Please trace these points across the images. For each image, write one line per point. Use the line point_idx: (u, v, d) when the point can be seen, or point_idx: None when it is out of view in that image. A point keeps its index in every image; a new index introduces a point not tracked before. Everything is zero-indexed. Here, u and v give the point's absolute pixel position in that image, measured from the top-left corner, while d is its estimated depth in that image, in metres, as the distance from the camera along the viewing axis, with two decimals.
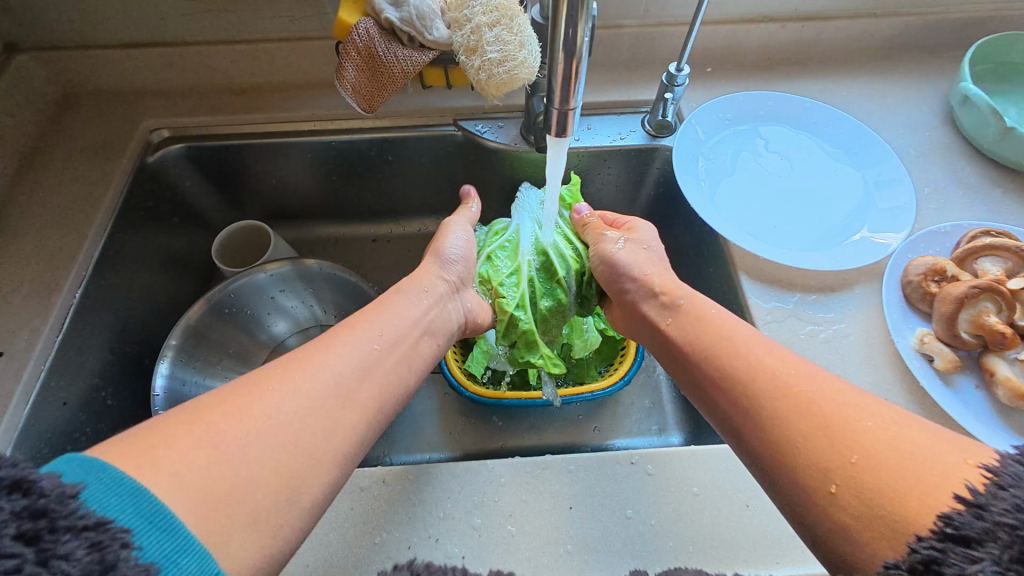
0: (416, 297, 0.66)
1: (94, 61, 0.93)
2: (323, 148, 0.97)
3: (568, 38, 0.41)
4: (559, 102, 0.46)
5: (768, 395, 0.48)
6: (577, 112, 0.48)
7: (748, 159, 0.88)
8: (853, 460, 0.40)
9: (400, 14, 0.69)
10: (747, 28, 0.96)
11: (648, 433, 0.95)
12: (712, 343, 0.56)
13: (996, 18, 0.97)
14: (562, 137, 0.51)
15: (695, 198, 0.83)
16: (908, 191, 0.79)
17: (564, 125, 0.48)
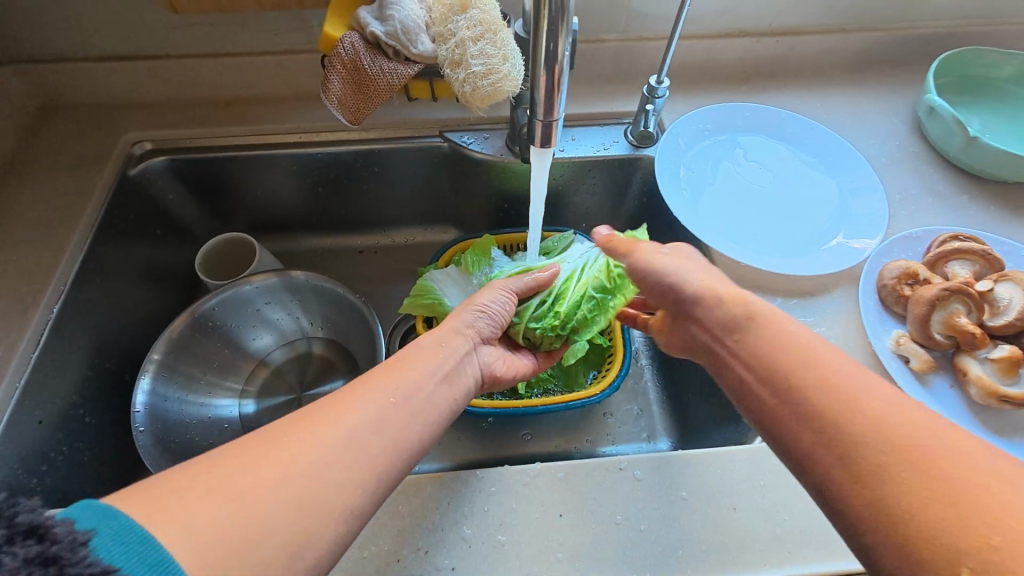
0: (434, 358, 0.57)
1: (75, 74, 0.92)
2: (310, 159, 0.97)
3: (549, 51, 0.43)
4: (543, 114, 0.47)
5: (871, 444, 0.38)
6: (560, 124, 0.49)
7: (728, 168, 0.90)
8: (995, 543, 0.31)
9: (385, 29, 0.70)
10: (723, 43, 1.00)
11: (637, 440, 0.96)
12: (795, 360, 0.45)
13: (957, 33, 1.02)
14: (546, 148, 0.52)
15: (678, 206, 0.85)
16: (881, 198, 0.82)
17: (549, 137, 0.50)
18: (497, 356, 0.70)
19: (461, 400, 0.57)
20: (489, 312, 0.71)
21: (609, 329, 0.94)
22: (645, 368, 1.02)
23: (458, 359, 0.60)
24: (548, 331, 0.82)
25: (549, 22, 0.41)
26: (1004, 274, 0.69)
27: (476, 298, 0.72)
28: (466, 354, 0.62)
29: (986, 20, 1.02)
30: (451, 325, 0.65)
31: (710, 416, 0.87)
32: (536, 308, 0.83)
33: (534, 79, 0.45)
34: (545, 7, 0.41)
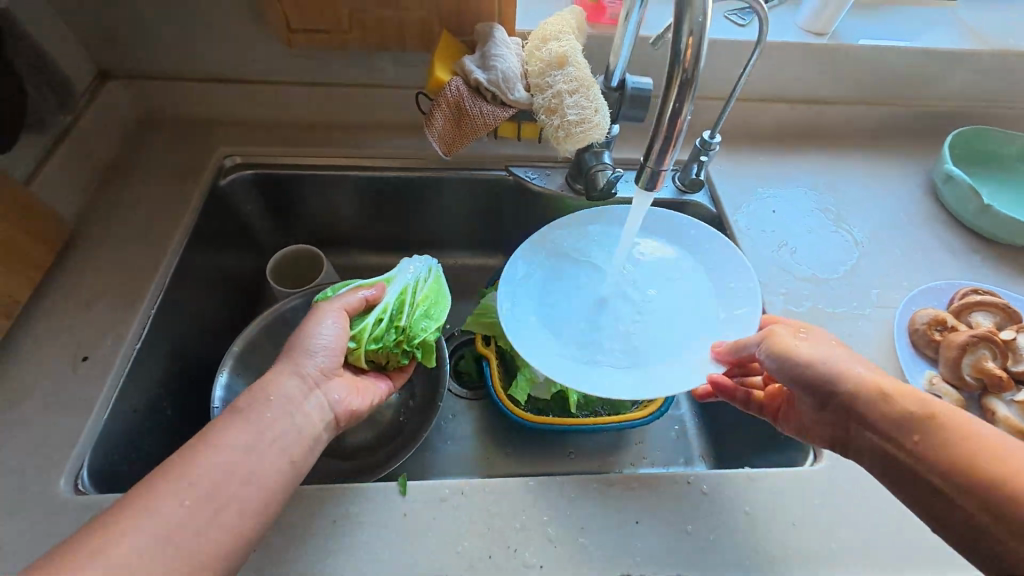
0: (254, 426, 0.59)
1: (178, 92, 1.00)
2: (383, 182, 1.05)
3: (675, 111, 0.51)
4: (655, 163, 0.56)
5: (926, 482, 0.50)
6: (666, 172, 0.57)
7: (556, 291, 0.88)
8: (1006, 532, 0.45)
9: (487, 77, 0.79)
10: (761, 107, 1.12)
11: (675, 463, 1.01)
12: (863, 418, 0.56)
13: (965, 113, 1.15)
14: (649, 191, 0.60)
15: (521, 339, 0.82)
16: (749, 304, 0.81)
17: (656, 180, 0.57)
18: (352, 389, 0.72)
19: (299, 453, 0.61)
20: (327, 346, 0.71)
21: None
22: (683, 396, 1.08)
23: (284, 402, 0.63)
24: (392, 348, 0.78)
25: (680, 85, 0.50)
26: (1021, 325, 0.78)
27: (305, 337, 0.71)
28: (294, 399, 0.64)
29: (989, 105, 1.15)
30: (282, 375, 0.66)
31: (751, 445, 0.93)
32: (373, 327, 0.77)
33: (657, 131, 0.53)
34: (678, 75, 0.50)
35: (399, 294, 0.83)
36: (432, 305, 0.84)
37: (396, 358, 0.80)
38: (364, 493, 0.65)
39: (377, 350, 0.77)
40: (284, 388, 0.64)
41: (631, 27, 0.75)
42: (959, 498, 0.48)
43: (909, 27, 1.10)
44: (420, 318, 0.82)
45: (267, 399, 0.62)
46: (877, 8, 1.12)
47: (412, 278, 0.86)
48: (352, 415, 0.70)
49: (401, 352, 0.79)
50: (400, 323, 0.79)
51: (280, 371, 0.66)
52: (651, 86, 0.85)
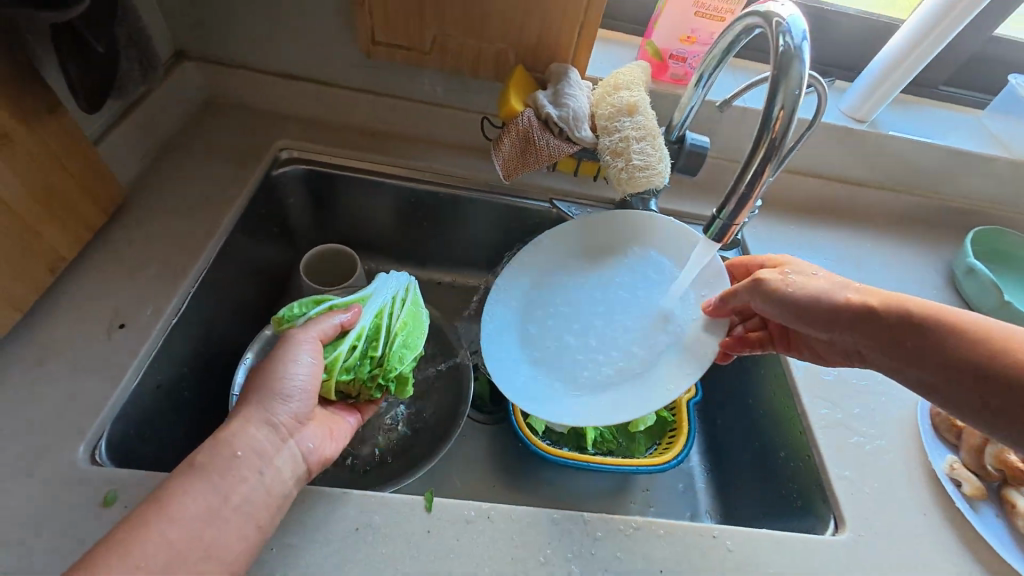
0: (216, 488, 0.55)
1: (247, 82, 1.03)
2: (429, 195, 1.07)
3: (758, 173, 0.54)
4: (729, 218, 0.58)
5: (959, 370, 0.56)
6: (736, 228, 0.60)
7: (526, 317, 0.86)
8: None
9: (559, 113, 0.83)
10: (795, 179, 1.18)
11: (681, 516, 0.97)
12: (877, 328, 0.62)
13: (984, 213, 1.21)
14: (716, 242, 0.62)
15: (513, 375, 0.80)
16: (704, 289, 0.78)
17: (726, 233, 0.60)
18: (326, 432, 0.69)
19: (266, 516, 0.57)
20: (303, 386, 0.66)
21: (673, 405, 1.00)
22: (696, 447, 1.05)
23: (252, 455, 0.59)
24: (366, 382, 0.74)
25: (765, 151, 0.53)
26: None
27: (276, 377, 0.65)
28: (265, 453, 0.60)
29: (1006, 207, 1.22)
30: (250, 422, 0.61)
31: (762, 508, 0.89)
32: (347, 356, 0.72)
33: (736, 188, 0.56)
34: (765, 141, 0.53)
35: (374, 318, 0.78)
36: (408, 333, 0.80)
37: (368, 391, 0.75)
38: (391, 504, 0.63)
39: (349, 380, 0.72)
40: (253, 438, 0.60)
41: (700, 90, 0.79)
42: (986, 381, 0.55)
43: (939, 125, 1.17)
44: (399, 348, 0.78)
45: (235, 455, 0.58)
46: (910, 105, 1.20)
47: (390, 299, 0.81)
48: (324, 461, 0.67)
49: (373, 384, 0.75)
50: (375, 353, 0.75)
51: (251, 419, 0.61)
52: (708, 144, 0.89)
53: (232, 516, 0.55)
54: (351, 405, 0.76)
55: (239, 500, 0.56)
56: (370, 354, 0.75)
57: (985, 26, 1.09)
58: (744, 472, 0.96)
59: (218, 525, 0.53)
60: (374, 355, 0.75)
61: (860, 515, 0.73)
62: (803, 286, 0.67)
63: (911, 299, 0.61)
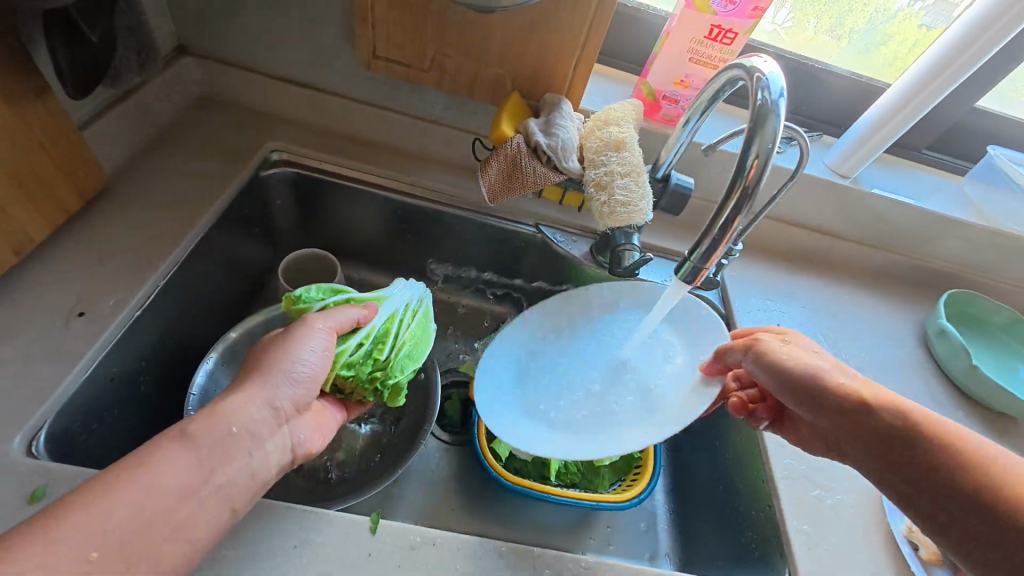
0: (197, 460, 0.53)
1: (247, 82, 1.04)
2: (416, 210, 1.08)
3: (730, 218, 0.55)
4: (700, 261, 0.59)
5: (945, 478, 0.53)
6: (707, 271, 0.60)
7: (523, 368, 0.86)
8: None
9: (548, 141, 0.84)
10: (778, 226, 1.20)
11: (640, 556, 0.95)
12: (861, 414, 0.60)
13: (959, 276, 1.24)
14: (686, 284, 0.63)
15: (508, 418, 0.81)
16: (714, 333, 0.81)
17: (696, 275, 0.60)
18: (315, 425, 0.68)
19: (243, 502, 0.56)
20: (309, 373, 0.65)
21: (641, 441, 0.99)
22: (662, 486, 1.04)
23: (246, 434, 0.58)
24: (363, 382, 0.74)
25: (739, 196, 0.54)
26: None
27: (288, 359, 0.64)
28: (259, 434, 0.59)
29: (981, 272, 1.25)
30: (252, 399, 0.60)
31: (722, 556, 0.88)
32: (352, 352, 0.73)
33: (707, 230, 0.57)
34: (739, 187, 0.54)
35: (386, 321, 0.80)
36: (413, 342, 0.81)
37: (363, 392, 0.75)
38: (335, 521, 0.62)
39: (347, 377, 0.72)
40: (250, 416, 0.59)
41: (686, 132, 0.80)
42: (967, 494, 0.52)
43: (919, 188, 1.20)
44: (402, 358, 0.79)
45: (229, 432, 0.57)
46: (892, 165, 1.23)
47: (403, 305, 0.83)
48: (309, 455, 0.67)
49: (369, 387, 0.74)
50: (380, 357, 0.76)
51: (252, 397, 0.60)
52: (693, 185, 0.91)
53: (209, 498, 0.53)
54: (340, 402, 0.75)
55: (221, 486, 0.54)
56: (375, 357, 0.75)
57: (966, 98, 1.14)
58: (707, 517, 0.94)
59: (187, 509, 0.51)
60: (378, 358, 0.76)
61: (813, 570, 0.72)
62: (799, 359, 0.67)
63: (906, 404, 0.59)
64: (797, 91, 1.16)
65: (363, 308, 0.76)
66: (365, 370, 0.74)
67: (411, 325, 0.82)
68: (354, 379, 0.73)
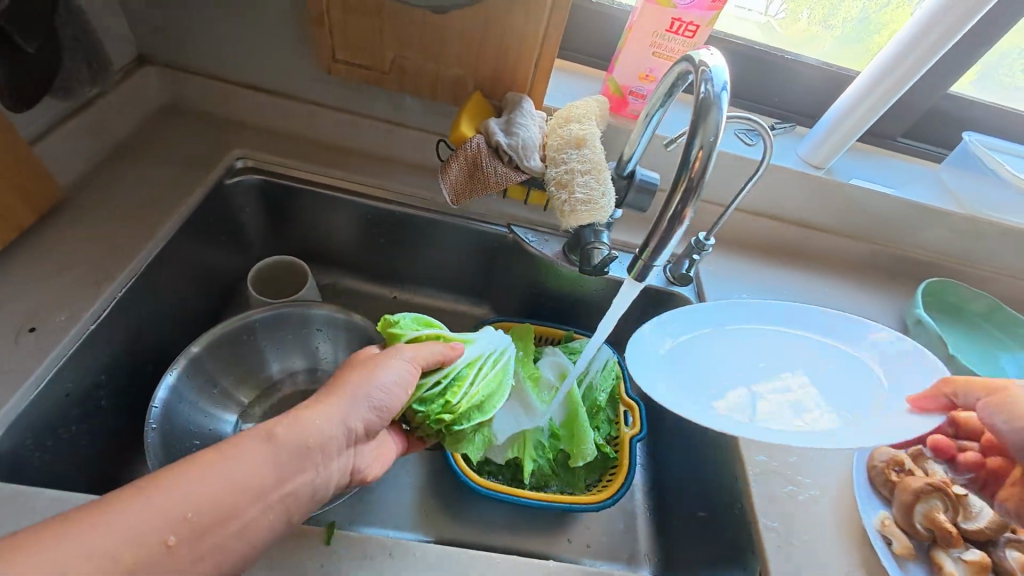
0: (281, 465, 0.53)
1: (210, 89, 1.03)
2: (386, 215, 1.06)
3: (676, 211, 0.54)
4: (648, 258, 0.58)
5: None
6: (658, 268, 0.60)
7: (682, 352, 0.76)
8: None
9: (509, 141, 0.83)
10: (753, 220, 1.19)
11: (619, 559, 0.94)
12: None
13: (939, 265, 1.23)
14: (638, 282, 0.62)
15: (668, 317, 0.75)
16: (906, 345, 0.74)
17: (646, 272, 0.60)
18: (376, 453, 0.69)
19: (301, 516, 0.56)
20: (386, 400, 0.65)
21: (616, 441, 0.98)
22: (639, 486, 1.04)
23: (321, 449, 0.57)
24: (429, 421, 0.74)
25: (684, 190, 0.53)
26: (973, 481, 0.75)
27: (368, 380, 0.64)
28: (331, 449, 0.59)
29: (961, 260, 1.23)
30: (336, 413, 0.60)
31: (701, 557, 0.86)
32: (431, 388, 0.74)
33: (654, 226, 0.56)
34: (684, 181, 0.53)
35: (469, 364, 0.81)
36: (489, 395, 0.83)
37: (426, 429, 0.75)
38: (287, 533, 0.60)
39: (418, 412, 0.73)
40: (329, 432, 0.58)
41: (647, 129, 0.79)
42: None
43: (896, 177, 1.19)
44: (471, 407, 0.79)
45: (305, 447, 0.56)
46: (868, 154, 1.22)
47: (487, 354, 0.86)
48: (363, 483, 0.67)
49: (433, 427, 0.74)
50: (452, 401, 0.76)
51: (336, 412, 0.60)
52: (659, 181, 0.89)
53: (277, 502, 0.53)
54: (403, 433, 0.76)
55: (284, 495, 0.53)
56: (448, 399, 0.76)
57: (938, 84, 1.13)
58: (686, 517, 0.93)
59: (249, 512, 0.50)
60: (455, 400, 0.77)
61: (785, 570, 0.72)
62: None
63: None
64: (769, 82, 1.15)
65: (456, 348, 0.78)
66: (436, 408, 0.75)
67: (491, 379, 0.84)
68: (423, 416, 0.74)
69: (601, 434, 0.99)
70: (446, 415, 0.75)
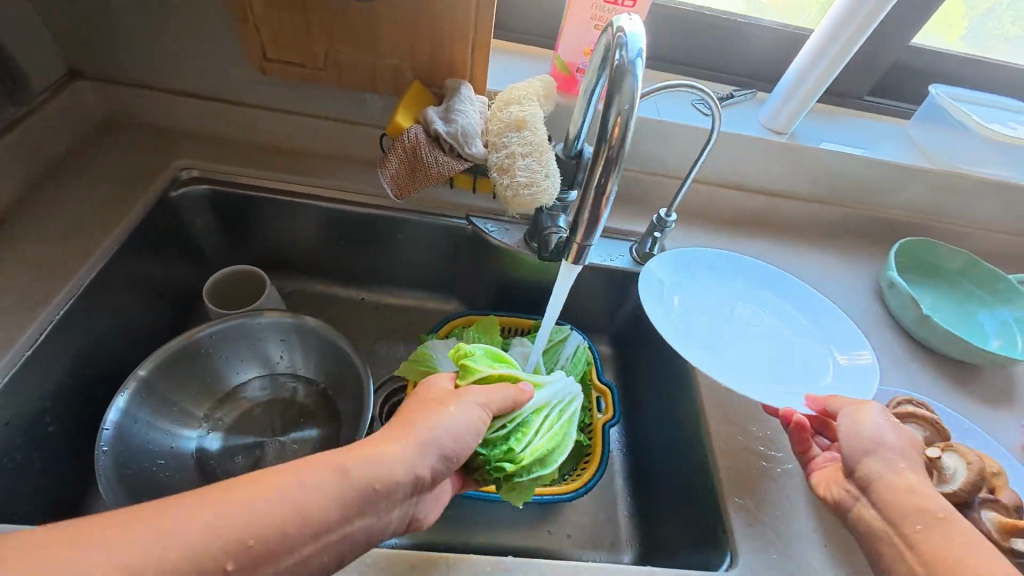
0: (347, 499, 0.47)
1: (149, 101, 1.00)
2: (339, 215, 1.03)
3: (600, 185, 0.52)
4: (580, 238, 0.56)
5: None
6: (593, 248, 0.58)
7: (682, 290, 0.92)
8: None
9: (448, 128, 0.80)
10: (721, 192, 1.16)
11: (600, 547, 0.91)
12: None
13: (915, 224, 1.19)
14: (576, 265, 0.60)
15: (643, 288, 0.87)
16: (859, 333, 0.85)
17: (581, 254, 0.57)
18: (435, 498, 0.59)
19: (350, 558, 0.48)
20: (457, 451, 0.56)
21: (590, 428, 0.96)
22: (619, 470, 1.00)
23: (387, 492, 0.49)
24: (489, 467, 0.67)
25: (605, 162, 0.51)
26: (950, 443, 0.72)
27: (438, 417, 0.56)
28: (397, 494, 0.50)
29: (938, 218, 1.20)
30: (402, 454, 0.51)
31: (677, 535, 0.83)
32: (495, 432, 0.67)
33: (581, 204, 0.54)
34: (604, 152, 0.51)
35: (540, 409, 0.75)
36: (555, 444, 0.75)
37: (484, 474, 0.68)
38: None
39: (479, 456, 0.66)
40: (399, 475, 0.50)
41: (589, 101, 0.75)
42: None
43: (864, 137, 1.15)
44: (535, 458, 0.71)
45: (373, 489, 0.48)
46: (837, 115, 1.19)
47: (557, 400, 0.80)
48: (421, 528, 0.58)
49: (493, 475, 0.67)
50: (516, 450, 0.68)
51: (410, 446, 0.52)
52: None
53: (330, 542, 0.46)
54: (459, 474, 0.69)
55: (343, 538, 0.47)
56: (512, 447, 0.69)
57: (900, 36, 1.09)
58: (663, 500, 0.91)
59: (303, 553, 0.44)
60: (518, 444, 0.70)
61: (756, 546, 0.70)
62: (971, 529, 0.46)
63: None
64: (726, 48, 1.12)
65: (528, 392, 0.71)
66: (496, 453, 0.67)
67: (561, 429, 0.77)
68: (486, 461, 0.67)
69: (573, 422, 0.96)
70: (508, 465, 0.67)
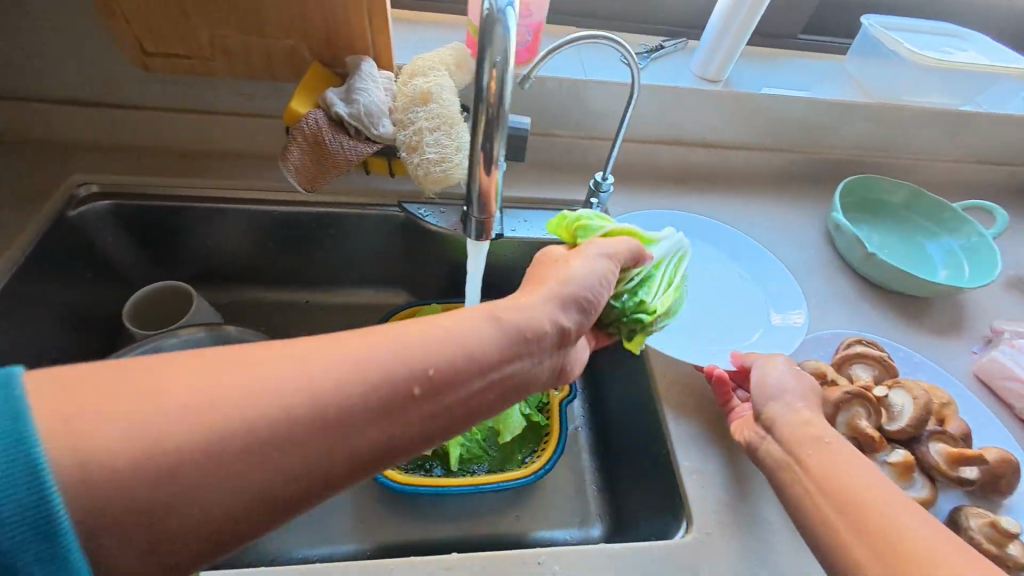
0: (507, 339, 0.48)
1: (31, 113, 0.91)
2: (263, 216, 0.95)
3: (487, 151, 0.49)
4: (477, 213, 0.54)
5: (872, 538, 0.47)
6: (496, 220, 0.56)
7: None
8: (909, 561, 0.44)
9: (350, 110, 0.75)
10: (663, 148, 1.10)
11: (570, 524, 0.84)
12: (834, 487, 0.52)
13: (860, 163, 1.16)
14: (483, 241, 0.58)
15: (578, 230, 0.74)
16: (791, 280, 0.88)
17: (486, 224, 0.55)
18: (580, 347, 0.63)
19: (511, 403, 0.50)
20: (594, 298, 0.58)
21: (547, 407, 0.93)
22: (585, 447, 0.93)
23: (538, 342, 0.51)
24: (627, 321, 0.69)
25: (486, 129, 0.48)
26: (899, 380, 0.73)
27: (563, 270, 0.57)
28: (543, 337, 0.51)
29: (882, 153, 1.17)
30: (546, 307, 0.53)
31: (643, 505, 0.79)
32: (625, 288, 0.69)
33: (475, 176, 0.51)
34: (483, 113, 0.47)
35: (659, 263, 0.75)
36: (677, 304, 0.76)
37: (627, 331, 0.70)
38: None
39: (613, 307, 0.68)
40: (543, 322, 0.51)
41: None
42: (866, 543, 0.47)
43: (801, 77, 1.11)
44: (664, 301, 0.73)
45: (527, 337, 0.50)
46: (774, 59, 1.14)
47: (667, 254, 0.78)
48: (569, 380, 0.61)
49: (631, 325, 0.69)
50: (648, 301, 0.70)
51: (546, 298, 0.53)
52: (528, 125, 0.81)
53: (494, 384, 0.47)
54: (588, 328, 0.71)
55: (505, 378, 0.48)
56: (644, 299, 0.70)
57: None
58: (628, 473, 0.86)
59: (474, 388, 0.46)
60: (648, 293, 0.71)
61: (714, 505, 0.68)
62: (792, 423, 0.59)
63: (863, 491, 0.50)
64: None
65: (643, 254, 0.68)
66: (632, 312, 0.69)
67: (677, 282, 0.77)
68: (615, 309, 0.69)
69: (529, 404, 0.93)
70: (644, 315, 0.69)
